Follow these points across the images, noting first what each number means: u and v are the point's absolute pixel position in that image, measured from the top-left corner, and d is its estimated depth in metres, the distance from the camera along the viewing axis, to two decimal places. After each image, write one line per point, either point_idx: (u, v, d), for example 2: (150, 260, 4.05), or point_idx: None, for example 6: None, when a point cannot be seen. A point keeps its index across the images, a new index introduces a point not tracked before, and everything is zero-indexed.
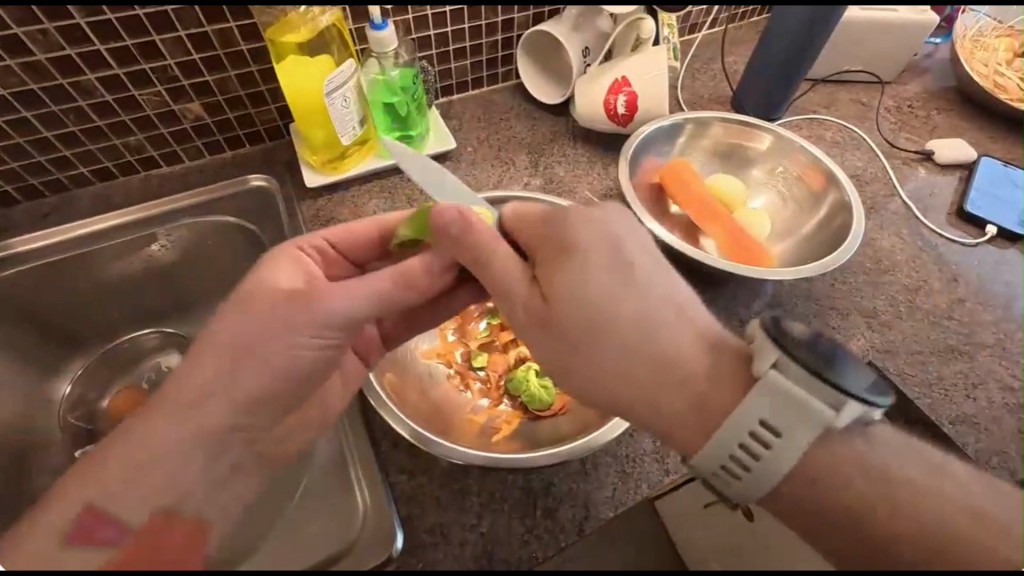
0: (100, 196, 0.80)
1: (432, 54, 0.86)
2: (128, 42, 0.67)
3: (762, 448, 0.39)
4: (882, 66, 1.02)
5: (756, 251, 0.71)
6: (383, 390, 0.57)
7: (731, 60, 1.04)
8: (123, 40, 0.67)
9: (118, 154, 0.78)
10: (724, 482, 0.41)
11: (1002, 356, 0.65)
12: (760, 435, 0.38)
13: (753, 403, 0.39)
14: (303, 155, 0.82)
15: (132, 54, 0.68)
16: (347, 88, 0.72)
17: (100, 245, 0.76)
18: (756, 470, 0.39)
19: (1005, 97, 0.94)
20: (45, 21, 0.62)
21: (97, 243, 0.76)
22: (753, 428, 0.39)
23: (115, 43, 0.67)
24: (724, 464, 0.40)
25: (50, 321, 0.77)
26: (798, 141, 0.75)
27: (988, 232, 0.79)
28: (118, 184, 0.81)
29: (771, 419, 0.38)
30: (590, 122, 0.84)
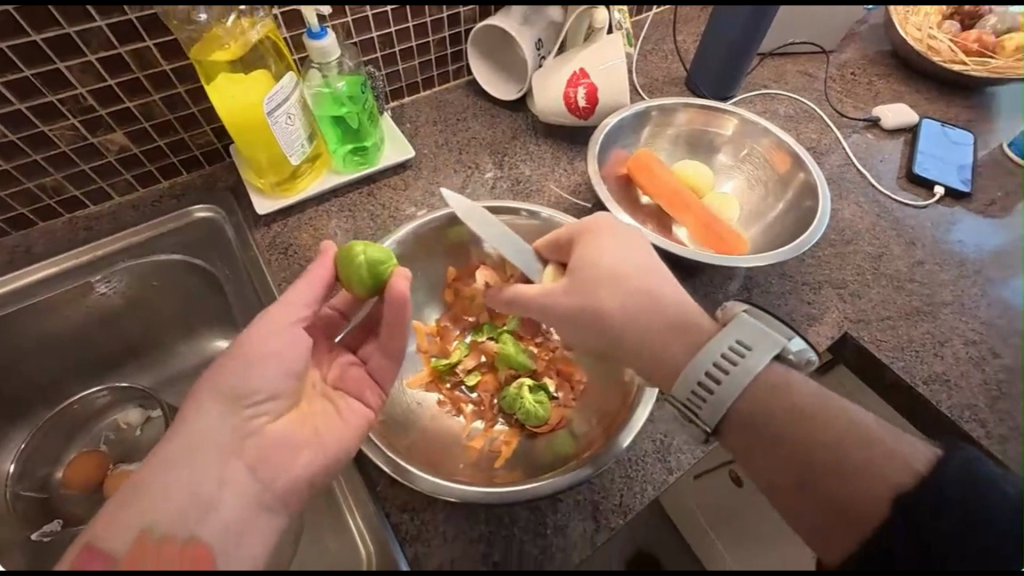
0: (19, 248, 0.71)
1: (377, 57, 0.81)
2: (28, 73, 0.59)
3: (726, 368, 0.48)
4: (824, 37, 1.04)
5: (727, 235, 0.72)
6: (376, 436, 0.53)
7: (682, 39, 1.03)
8: (22, 71, 0.59)
9: (33, 199, 0.69)
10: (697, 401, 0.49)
11: (962, 312, 0.69)
12: (720, 366, 0.48)
13: (717, 340, 0.49)
14: (250, 178, 0.76)
15: (35, 86, 0.60)
16: (291, 104, 0.67)
17: (26, 303, 0.68)
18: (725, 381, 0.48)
19: (938, 59, 0.98)
20: None
21: (21, 301, 0.68)
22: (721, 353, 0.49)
23: (13, 75, 0.59)
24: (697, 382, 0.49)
25: None
26: (764, 125, 0.75)
27: (937, 192, 0.82)
28: (40, 231, 0.72)
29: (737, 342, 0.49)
30: (552, 118, 0.81)
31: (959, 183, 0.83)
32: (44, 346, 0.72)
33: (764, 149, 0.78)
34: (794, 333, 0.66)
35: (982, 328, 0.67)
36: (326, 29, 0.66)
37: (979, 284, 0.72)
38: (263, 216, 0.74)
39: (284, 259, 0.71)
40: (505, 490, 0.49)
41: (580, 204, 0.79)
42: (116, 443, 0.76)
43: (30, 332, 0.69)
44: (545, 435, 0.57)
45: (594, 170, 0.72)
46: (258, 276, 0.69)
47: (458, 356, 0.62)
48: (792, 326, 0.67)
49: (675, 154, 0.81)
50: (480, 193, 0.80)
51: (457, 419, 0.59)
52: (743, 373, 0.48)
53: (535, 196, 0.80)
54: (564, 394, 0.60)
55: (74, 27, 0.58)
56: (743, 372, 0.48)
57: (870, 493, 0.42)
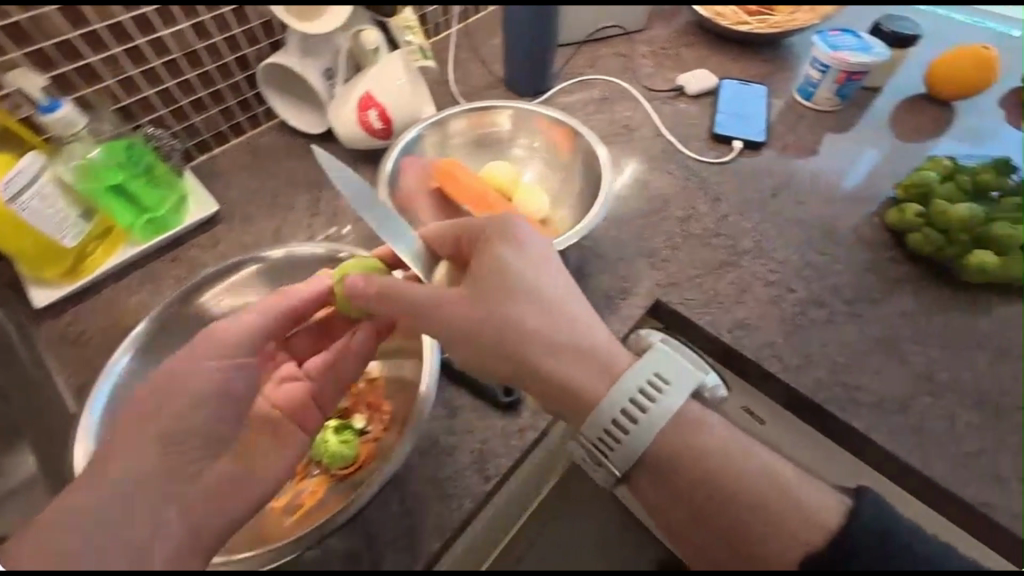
0: None
1: (162, 116, 0.77)
2: None
3: (641, 410, 0.47)
4: (627, 19, 1.10)
5: (532, 227, 0.72)
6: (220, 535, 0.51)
7: (495, 41, 1.06)
8: None
9: None
10: (606, 445, 0.48)
11: (761, 256, 0.73)
12: (635, 406, 0.47)
13: (637, 371, 0.48)
14: (27, 270, 0.69)
15: None
16: (43, 185, 0.62)
17: None
18: (641, 422, 0.47)
19: (726, 23, 1.05)
20: None
21: None
22: (633, 394, 0.47)
23: None
24: (610, 421, 0.47)
25: None
26: (531, 111, 0.78)
27: (736, 147, 0.88)
28: None
29: (656, 376, 0.48)
30: (356, 143, 0.80)
31: (755, 135, 0.89)
32: None
33: (545, 131, 0.81)
34: (610, 310, 0.68)
35: (779, 268, 0.72)
36: (61, 101, 0.63)
37: (776, 225, 0.77)
38: (50, 306, 0.68)
39: (80, 348, 0.66)
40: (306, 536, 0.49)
41: None
42: None
43: None
44: (356, 474, 0.56)
45: (385, 193, 0.72)
46: (56, 374, 0.64)
47: None
48: (608, 304, 0.69)
49: (480, 158, 0.82)
50: (298, 234, 0.78)
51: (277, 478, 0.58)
52: (656, 415, 0.47)
53: (356, 225, 0.79)
54: (376, 427, 0.59)
55: None
56: (657, 415, 0.47)
57: (785, 550, 0.44)
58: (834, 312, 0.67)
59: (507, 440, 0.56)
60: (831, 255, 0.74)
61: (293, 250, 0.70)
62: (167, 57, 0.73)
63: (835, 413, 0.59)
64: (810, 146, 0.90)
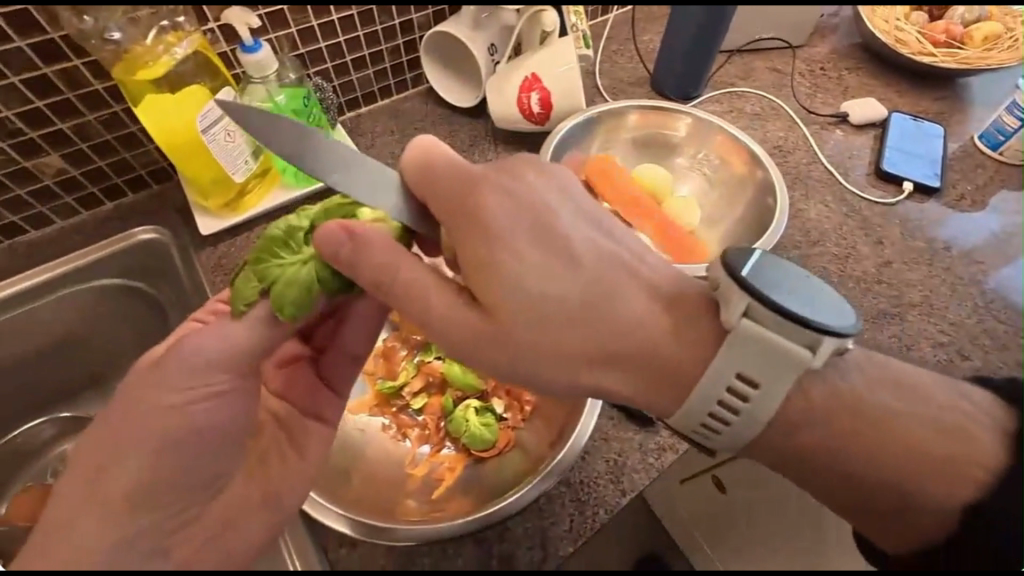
0: None
1: (327, 68, 0.79)
2: (8, 113, 0.61)
3: (741, 401, 0.40)
4: (791, 32, 1.02)
5: (686, 242, 0.71)
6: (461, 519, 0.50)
7: (646, 39, 1.01)
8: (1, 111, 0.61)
9: None
10: (710, 431, 0.42)
11: (930, 314, 0.67)
12: (727, 401, 0.40)
13: (716, 373, 0.40)
14: (195, 198, 0.73)
15: (17, 125, 0.62)
16: (230, 120, 0.65)
17: None
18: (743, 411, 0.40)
19: (907, 52, 0.96)
20: None
21: None
22: (730, 384, 0.40)
23: None
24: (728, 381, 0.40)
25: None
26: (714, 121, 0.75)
27: (906, 188, 0.80)
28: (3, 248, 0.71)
29: (748, 372, 0.40)
30: (508, 123, 0.80)
31: (928, 179, 0.82)
32: None
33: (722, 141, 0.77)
34: None
35: (950, 330, 0.66)
36: (261, 43, 0.65)
37: (947, 281, 0.71)
38: (209, 234, 0.71)
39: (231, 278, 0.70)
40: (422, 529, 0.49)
41: None
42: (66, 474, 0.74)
43: None
44: (493, 458, 0.55)
45: None
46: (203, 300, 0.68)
47: (405, 377, 0.59)
48: None
49: (633, 158, 0.80)
50: None
51: (404, 445, 0.57)
52: (759, 404, 0.40)
53: None
54: (512, 413, 0.57)
55: (51, 67, 0.60)
56: (751, 417, 0.40)
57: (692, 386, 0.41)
58: None
59: (645, 457, 0.54)
60: (1009, 325, 0.67)
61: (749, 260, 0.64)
62: (370, 28, 0.78)
63: None
64: (991, 200, 0.81)
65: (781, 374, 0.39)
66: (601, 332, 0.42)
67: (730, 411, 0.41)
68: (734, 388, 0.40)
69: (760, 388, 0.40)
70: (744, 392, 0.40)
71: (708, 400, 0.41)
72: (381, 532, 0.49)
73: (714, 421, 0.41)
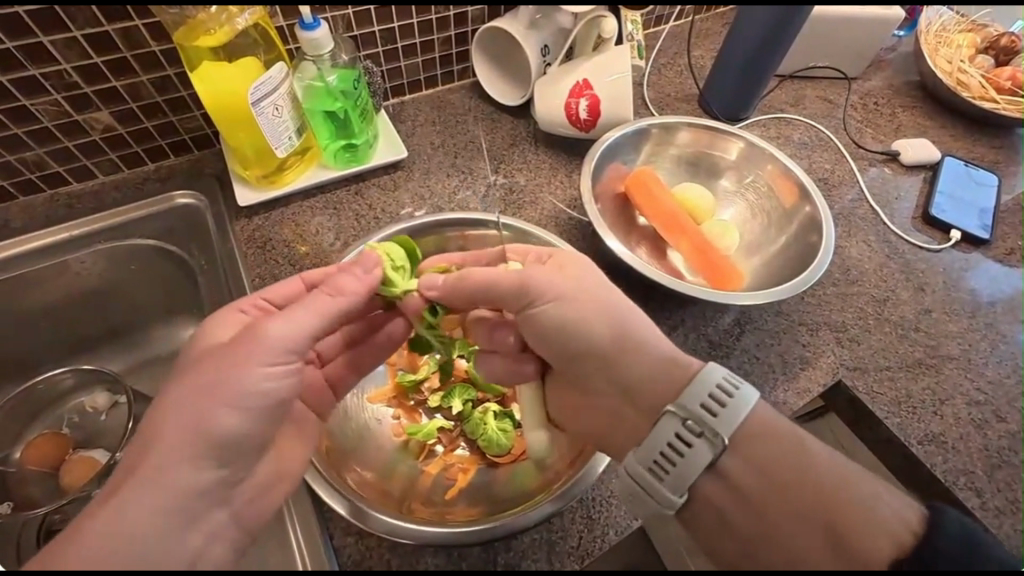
0: (29, 209, 0.71)
1: (377, 53, 0.79)
2: (66, 66, 0.61)
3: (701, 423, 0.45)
4: (848, 63, 0.99)
5: (723, 264, 0.69)
6: (470, 526, 0.48)
7: (697, 54, 0.99)
8: (59, 64, 0.61)
9: (43, 166, 0.69)
10: (671, 456, 0.44)
11: (967, 370, 0.65)
12: (698, 417, 0.45)
13: (697, 386, 0.46)
14: (235, 169, 0.74)
15: (73, 79, 0.63)
16: (280, 95, 0.65)
17: (18, 271, 0.68)
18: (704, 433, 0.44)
19: (968, 95, 0.93)
20: (5, 40, 0.57)
21: (15, 268, 0.68)
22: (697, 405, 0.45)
23: (50, 66, 0.61)
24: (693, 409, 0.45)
25: (15, 363, 0.73)
26: (768, 151, 0.73)
27: (953, 236, 0.78)
28: (44, 198, 0.72)
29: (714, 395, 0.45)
30: (552, 126, 0.79)
31: (978, 229, 0.79)
32: (20, 320, 0.71)
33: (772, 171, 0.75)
34: (784, 376, 0.63)
35: (987, 389, 0.63)
36: (320, 21, 0.65)
37: (987, 337, 0.68)
38: (247, 207, 0.72)
39: (261, 253, 0.70)
40: (458, 528, 0.48)
41: (576, 219, 0.75)
42: (81, 425, 0.75)
43: (26, 294, 0.70)
44: (506, 465, 0.55)
45: (587, 189, 0.69)
46: (231, 270, 0.68)
47: (425, 372, 0.60)
48: (783, 369, 0.63)
49: (676, 175, 0.78)
50: (471, 201, 0.77)
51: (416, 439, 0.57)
52: (717, 434, 0.44)
53: (528, 208, 0.77)
54: None
55: (112, 25, 0.61)
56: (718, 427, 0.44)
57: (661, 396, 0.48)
58: None
59: None
60: None
61: (791, 290, 0.61)
62: (425, 16, 0.77)
63: None
64: None
65: (746, 397, 0.45)
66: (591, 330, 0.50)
67: (692, 434, 0.44)
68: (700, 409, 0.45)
69: (736, 399, 0.45)
70: (709, 412, 0.45)
71: (691, 407, 0.45)
72: (385, 529, 0.48)
73: (689, 430, 0.45)
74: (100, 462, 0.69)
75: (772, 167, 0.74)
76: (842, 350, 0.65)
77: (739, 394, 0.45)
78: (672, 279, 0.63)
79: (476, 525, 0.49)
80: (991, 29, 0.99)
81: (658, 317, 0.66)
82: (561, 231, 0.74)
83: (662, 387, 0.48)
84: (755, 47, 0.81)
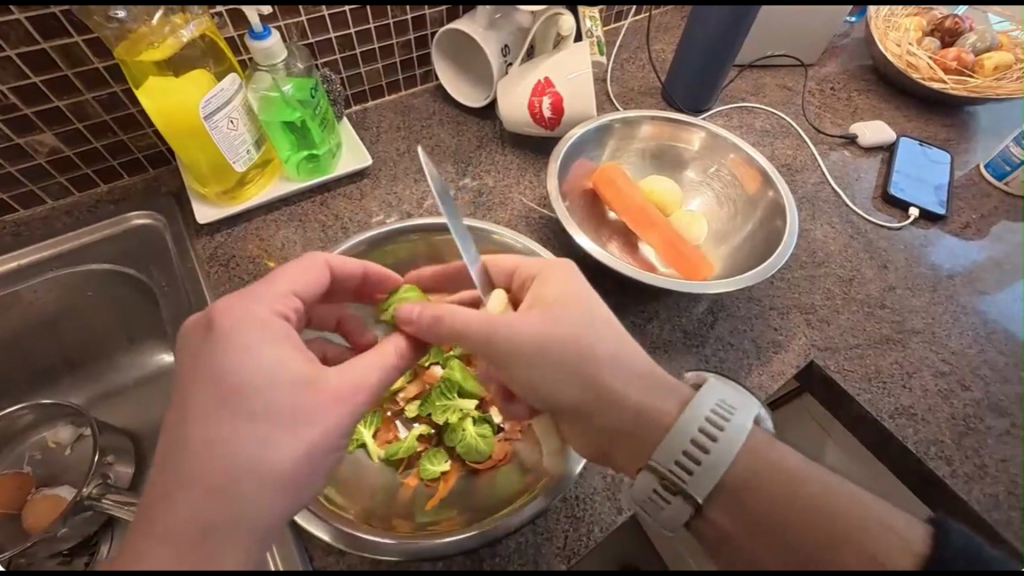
0: None
1: (335, 60, 0.78)
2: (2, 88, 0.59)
3: (706, 445, 0.45)
4: (803, 50, 1.02)
5: (693, 255, 0.70)
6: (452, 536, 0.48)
7: (657, 49, 1.01)
8: None
9: None
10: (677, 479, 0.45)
11: (932, 343, 0.67)
12: (704, 434, 0.45)
13: (699, 404, 0.46)
14: (193, 186, 0.71)
15: (10, 101, 0.60)
16: (233, 108, 0.63)
17: None
18: (709, 455, 0.44)
19: (918, 77, 0.96)
20: None
21: None
22: (697, 428, 0.45)
23: None
24: (694, 433, 0.45)
25: None
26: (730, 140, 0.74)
27: (911, 214, 0.80)
28: None
29: (711, 418, 0.45)
30: (516, 126, 0.78)
31: (935, 205, 0.81)
32: None
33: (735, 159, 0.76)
34: (758, 361, 0.63)
35: (952, 360, 0.65)
36: (271, 30, 0.63)
37: (949, 310, 0.70)
38: (207, 224, 0.70)
39: (225, 271, 0.67)
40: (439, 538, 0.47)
41: (546, 218, 0.75)
42: (43, 462, 0.71)
43: None
44: (488, 471, 0.55)
45: (555, 188, 0.69)
46: (193, 290, 0.66)
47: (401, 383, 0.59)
48: (757, 354, 0.64)
49: (642, 169, 0.79)
50: None
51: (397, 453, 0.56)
52: (723, 450, 0.44)
53: (498, 209, 0.76)
54: (511, 425, 0.57)
55: (50, 43, 0.58)
56: (728, 443, 0.44)
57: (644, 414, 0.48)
58: (1015, 425, 0.61)
59: None
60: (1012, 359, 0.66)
61: (759, 276, 0.62)
62: (382, 21, 0.76)
63: (1006, 538, 0.54)
64: (995, 230, 0.81)
65: (746, 413, 0.46)
66: (579, 356, 0.47)
67: (702, 451, 0.45)
68: (702, 433, 0.45)
69: (736, 417, 0.45)
70: (712, 434, 0.45)
71: (693, 425, 0.45)
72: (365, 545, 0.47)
73: (693, 452, 0.45)
74: (66, 500, 0.66)
75: (734, 155, 0.75)
76: (813, 331, 0.66)
77: (737, 415, 0.45)
78: (644, 274, 0.63)
79: (458, 535, 0.48)
80: (936, 12, 1.03)
81: (632, 311, 0.67)
82: (532, 230, 0.74)
83: (670, 400, 0.48)
84: (713, 39, 0.82)
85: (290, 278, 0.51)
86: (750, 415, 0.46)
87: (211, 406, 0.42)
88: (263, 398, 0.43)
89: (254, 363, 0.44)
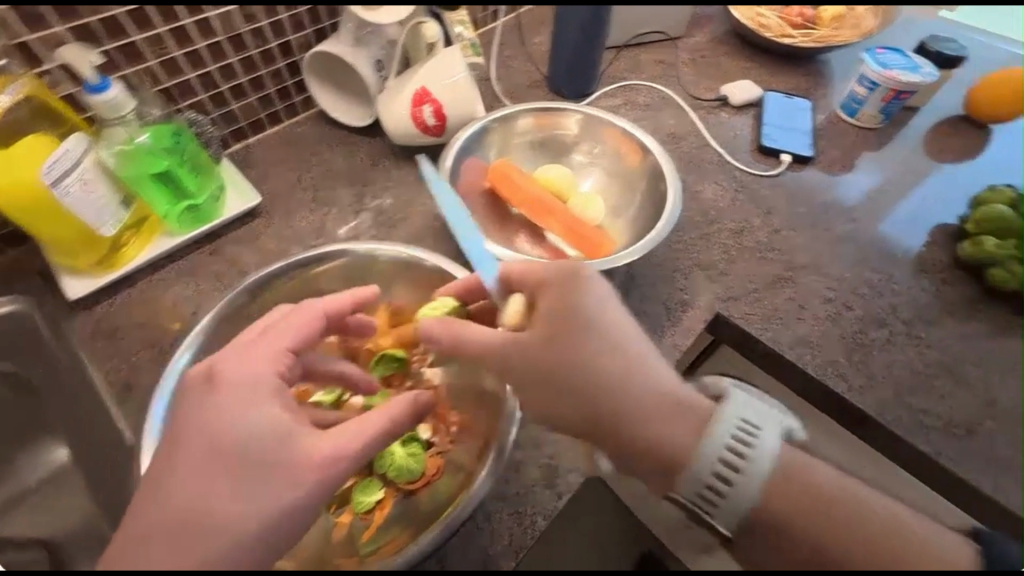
0: None
1: (201, 100, 0.74)
2: None
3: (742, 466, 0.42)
4: (669, 25, 1.08)
5: (593, 235, 0.72)
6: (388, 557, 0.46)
7: (535, 42, 1.03)
8: None
9: None
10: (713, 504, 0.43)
11: (817, 274, 0.73)
12: (736, 457, 0.42)
13: (728, 420, 0.44)
14: (59, 258, 0.65)
15: None
16: (84, 168, 0.58)
17: None
18: (748, 475, 0.42)
19: (770, 35, 1.05)
20: None
21: None
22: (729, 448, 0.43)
23: None
24: (724, 457, 0.43)
25: None
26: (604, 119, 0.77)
27: (785, 160, 0.87)
28: None
29: (751, 428, 0.44)
30: (404, 138, 0.78)
31: (803, 149, 0.89)
32: None
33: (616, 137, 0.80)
34: (670, 322, 0.67)
35: (836, 286, 0.72)
36: (111, 80, 0.59)
37: (828, 241, 0.77)
38: (82, 297, 0.64)
39: (114, 343, 0.62)
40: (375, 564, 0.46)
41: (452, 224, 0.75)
42: None
43: None
44: (424, 488, 0.54)
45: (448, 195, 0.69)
46: (81, 372, 0.61)
47: None
48: (669, 316, 0.67)
49: (535, 160, 0.81)
50: (343, 232, 0.75)
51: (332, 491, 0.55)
52: (756, 471, 0.42)
53: (402, 224, 0.76)
54: (441, 437, 0.57)
55: None
56: (763, 460, 0.42)
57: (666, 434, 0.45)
58: (894, 333, 0.68)
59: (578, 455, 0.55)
60: (885, 274, 0.74)
61: (650, 243, 0.65)
62: (244, 54, 0.73)
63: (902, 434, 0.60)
64: (857, 162, 0.90)
65: (773, 428, 0.44)
66: (584, 378, 0.46)
67: (736, 470, 0.42)
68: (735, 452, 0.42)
69: (762, 435, 0.43)
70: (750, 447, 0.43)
71: (715, 454, 0.43)
72: None
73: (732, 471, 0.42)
74: None
75: (611, 134, 0.78)
76: (715, 285, 0.71)
77: (765, 433, 0.43)
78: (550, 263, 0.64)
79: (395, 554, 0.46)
80: None
81: None
82: (440, 239, 0.74)
83: (692, 421, 0.45)
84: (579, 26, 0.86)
85: (285, 331, 0.50)
86: (777, 432, 0.44)
87: (197, 455, 0.43)
88: (245, 451, 0.43)
89: (246, 415, 0.45)
